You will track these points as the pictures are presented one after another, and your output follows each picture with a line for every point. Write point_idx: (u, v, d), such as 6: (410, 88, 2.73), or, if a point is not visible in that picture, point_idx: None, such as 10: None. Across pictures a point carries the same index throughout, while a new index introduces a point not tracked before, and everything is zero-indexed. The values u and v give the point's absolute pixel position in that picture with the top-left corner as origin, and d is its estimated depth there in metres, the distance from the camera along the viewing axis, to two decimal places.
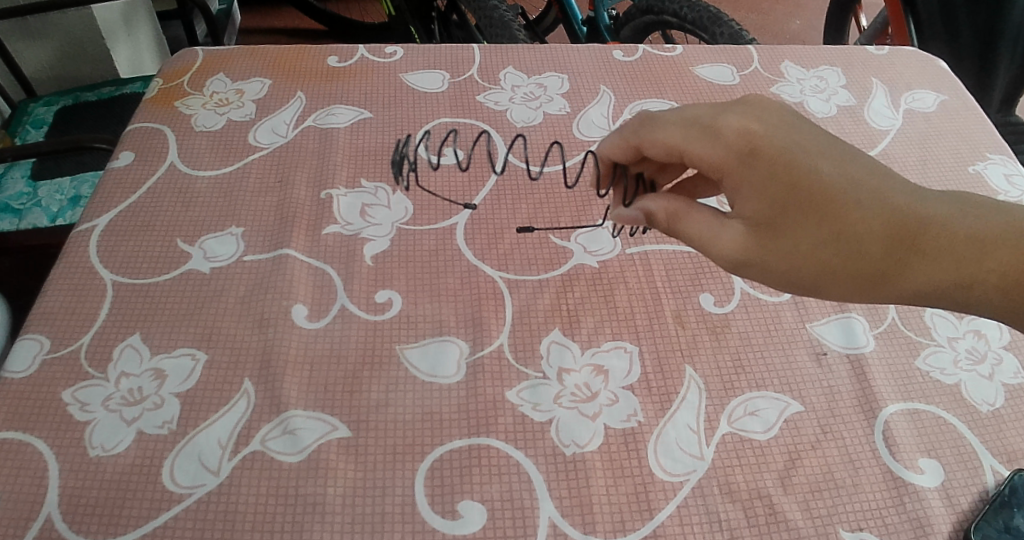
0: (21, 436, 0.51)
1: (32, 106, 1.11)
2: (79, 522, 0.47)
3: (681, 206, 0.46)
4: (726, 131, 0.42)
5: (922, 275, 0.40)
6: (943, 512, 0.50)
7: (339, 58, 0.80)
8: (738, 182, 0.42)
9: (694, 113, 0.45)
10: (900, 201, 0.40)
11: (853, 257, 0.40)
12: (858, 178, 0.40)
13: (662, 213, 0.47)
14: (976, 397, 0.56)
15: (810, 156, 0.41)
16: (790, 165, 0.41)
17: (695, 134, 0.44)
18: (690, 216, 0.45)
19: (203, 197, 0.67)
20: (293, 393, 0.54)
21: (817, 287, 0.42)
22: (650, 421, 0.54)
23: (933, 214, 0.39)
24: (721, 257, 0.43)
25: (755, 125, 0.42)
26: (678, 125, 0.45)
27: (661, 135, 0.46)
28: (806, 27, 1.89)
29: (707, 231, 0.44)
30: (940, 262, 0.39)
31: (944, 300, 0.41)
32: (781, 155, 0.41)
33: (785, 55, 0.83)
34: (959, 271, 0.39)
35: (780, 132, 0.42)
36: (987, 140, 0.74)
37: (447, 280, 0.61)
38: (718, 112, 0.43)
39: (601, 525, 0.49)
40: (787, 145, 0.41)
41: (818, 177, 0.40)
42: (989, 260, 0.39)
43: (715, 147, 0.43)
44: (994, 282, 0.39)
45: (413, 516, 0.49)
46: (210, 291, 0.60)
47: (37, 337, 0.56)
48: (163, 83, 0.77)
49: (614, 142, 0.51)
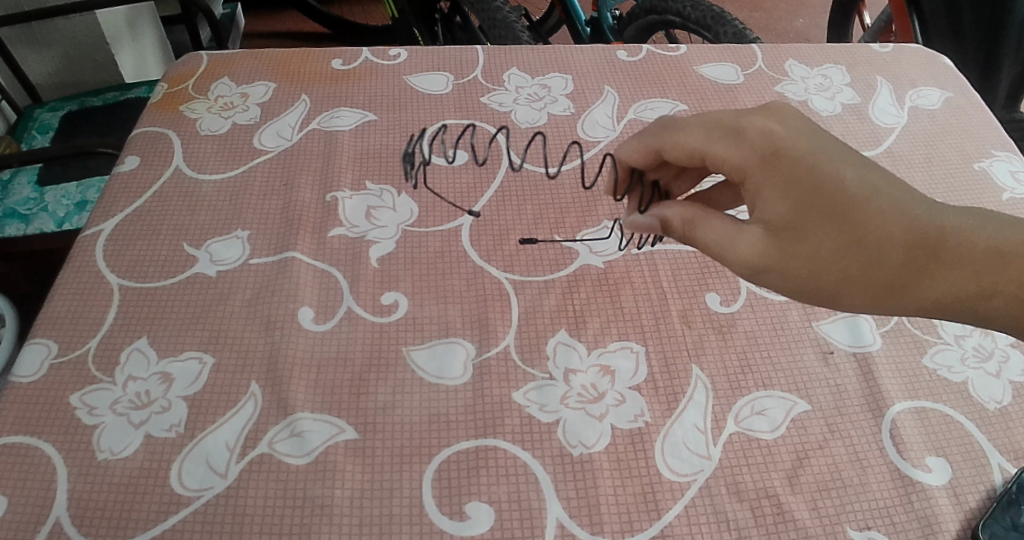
0: (28, 440, 0.51)
1: (37, 111, 1.11)
2: (88, 525, 0.48)
3: (698, 212, 0.46)
4: (750, 132, 0.43)
5: (940, 285, 0.39)
6: (951, 510, 0.50)
7: (343, 61, 0.80)
8: (758, 184, 0.42)
9: (717, 117, 0.45)
10: (918, 211, 0.40)
11: (871, 264, 0.40)
12: (880, 185, 0.40)
13: (678, 220, 0.46)
14: (983, 395, 0.56)
15: (832, 161, 0.41)
16: (813, 169, 0.41)
17: (719, 136, 0.44)
18: (707, 222, 0.45)
19: (208, 201, 0.67)
20: (300, 396, 0.54)
21: (837, 294, 0.41)
22: (657, 421, 0.54)
23: (950, 224, 0.39)
24: (740, 262, 0.43)
25: (778, 127, 0.42)
26: (702, 127, 0.45)
27: (683, 138, 0.46)
28: (810, 25, 1.89)
29: (725, 236, 0.43)
30: (958, 272, 0.39)
31: (960, 312, 0.40)
32: (803, 157, 0.41)
33: (789, 53, 0.83)
34: (977, 281, 0.39)
35: (804, 136, 0.42)
36: (992, 137, 0.74)
37: (453, 281, 0.62)
38: (742, 116, 0.44)
39: (608, 526, 0.49)
40: (810, 149, 0.41)
41: (840, 182, 0.40)
42: (1005, 271, 0.39)
43: (739, 147, 0.43)
44: (1010, 293, 0.39)
45: (421, 517, 0.49)
46: (217, 294, 0.60)
47: (45, 341, 0.56)
48: (168, 88, 0.77)
49: (634, 147, 0.51)
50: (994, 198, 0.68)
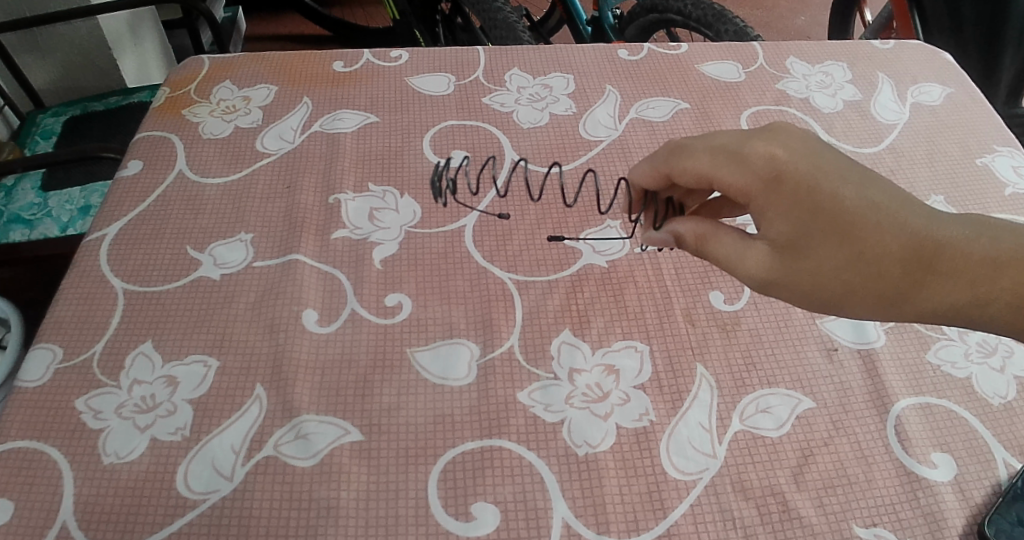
0: (35, 445, 0.51)
1: (41, 117, 1.12)
2: (95, 529, 0.48)
3: (708, 227, 0.46)
4: (753, 157, 0.42)
5: (937, 296, 0.39)
6: (957, 506, 0.50)
7: (344, 63, 0.80)
8: (762, 206, 0.42)
9: (722, 139, 0.44)
10: (916, 224, 0.39)
11: (870, 277, 0.40)
12: (878, 202, 0.40)
13: (690, 236, 0.47)
14: (987, 390, 0.56)
15: (834, 180, 0.40)
16: (814, 191, 0.40)
17: (723, 160, 0.43)
18: (717, 238, 0.46)
19: (211, 204, 0.67)
20: (305, 398, 0.54)
21: (839, 304, 0.42)
22: (662, 420, 0.54)
23: (947, 236, 0.39)
24: (748, 277, 0.44)
25: (781, 151, 0.41)
26: (706, 151, 0.45)
27: (691, 163, 0.46)
28: (812, 22, 1.89)
29: (734, 252, 0.44)
30: (954, 282, 0.39)
31: (958, 319, 0.40)
32: (804, 180, 0.41)
33: (790, 51, 0.83)
34: (973, 290, 0.38)
35: (806, 157, 0.41)
36: (993, 132, 0.74)
37: (457, 281, 0.62)
38: (746, 138, 0.43)
39: (614, 525, 0.49)
40: (812, 171, 0.41)
41: (841, 202, 0.40)
42: (1001, 279, 0.38)
43: (743, 173, 0.42)
44: (1004, 301, 0.38)
45: (428, 518, 0.49)
46: (221, 298, 0.60)
47: (50, 346, 0.56)
48: (169, 92, 0.77)
49: (645, 169, 0.51)
50: (996, 194, 0.68)
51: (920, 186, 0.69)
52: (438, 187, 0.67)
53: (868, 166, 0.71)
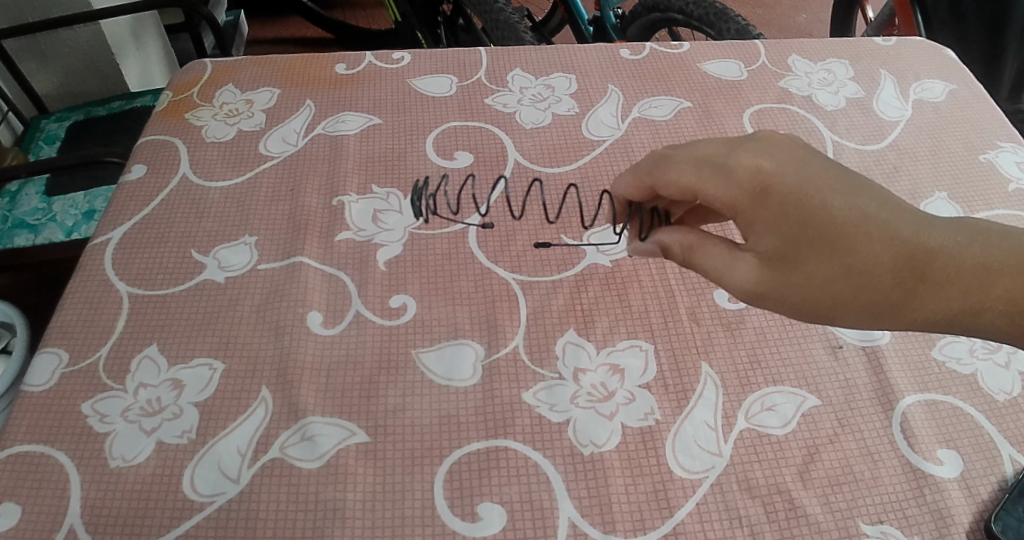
0: (41, 449, 0.51)
1: (44, 122, 1.12)
2: (102, 532, 0.48)
3: (696, 239, 0.46)
4: (739, 170, 0.42)
5: (931, 304, 0.39)
6: (964, 503, 0.50)
7: (347, 65, 0.81)
8: (751, 218, 0.42)
9: (706, 150, 0.44)
10: (908, 233, 0.39)
11: (864, 288, 0.40)
12: (869, 211, 0.40)
13: (677, 247, 0.47)
14: (993, 386, 0.56)
15: (822, 191, 0.40)
16: (802, 203, 0.40)
17: (708, 173, 0.43)
18: (704, 249, 0.45)
19: (215, 208, 0.67)
20: (310, 400, 0.54)
21: (832, 315, 0.42)
22: (667, 420, 0.54)
23: (940, 243, 0.39)
24: (737, 289, 0.44)
25: (767, 163, 0.41)
26: (691, 163, 0.44)
27: (675, 175, 0.46)
28: (812, 20, 1.89)
29: (722, 265, 0.44)
30: (949, 291, 0.39)
31: (954, 325, 0.40)
32: (792, 192, 0.40)
33: (792, 48, 0.83)
34: (966, 298, 0.39)
35: (794, 168, 0.41)
36: (997, 128, 0.74)
37: (461, 282, 0.62)
38: (732, 149, 0.43)
39: (621, 525, 0.49)
40: (799, 182, 0.40)
41: (830, 214, 0.40)
42: (995, 287, 0.38)
43: (728, 187, 0.42)
44: (1000, 308, 0.38)
45: (434, 519, 0.49)
46: (226, 301, 0.60)
47: (56, 351, 0.57)
48: (173, 96, 0.77)
49: (629, 181, 0.51)
50: (1000, 190, 0.68)
51: (923, 183, 0.69)
52: (416, 207, 0.67)
53: (871, 164, 0.71)
